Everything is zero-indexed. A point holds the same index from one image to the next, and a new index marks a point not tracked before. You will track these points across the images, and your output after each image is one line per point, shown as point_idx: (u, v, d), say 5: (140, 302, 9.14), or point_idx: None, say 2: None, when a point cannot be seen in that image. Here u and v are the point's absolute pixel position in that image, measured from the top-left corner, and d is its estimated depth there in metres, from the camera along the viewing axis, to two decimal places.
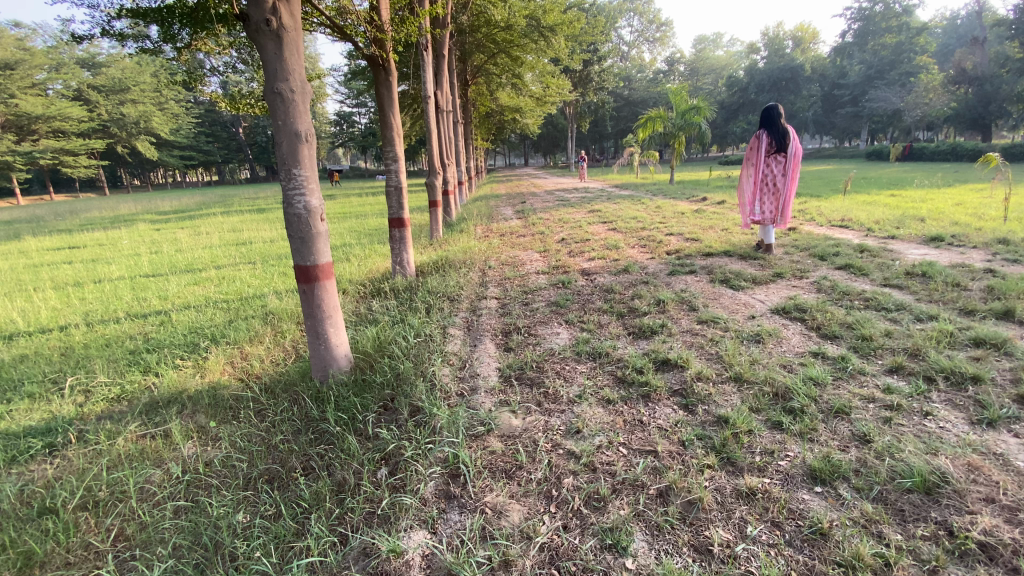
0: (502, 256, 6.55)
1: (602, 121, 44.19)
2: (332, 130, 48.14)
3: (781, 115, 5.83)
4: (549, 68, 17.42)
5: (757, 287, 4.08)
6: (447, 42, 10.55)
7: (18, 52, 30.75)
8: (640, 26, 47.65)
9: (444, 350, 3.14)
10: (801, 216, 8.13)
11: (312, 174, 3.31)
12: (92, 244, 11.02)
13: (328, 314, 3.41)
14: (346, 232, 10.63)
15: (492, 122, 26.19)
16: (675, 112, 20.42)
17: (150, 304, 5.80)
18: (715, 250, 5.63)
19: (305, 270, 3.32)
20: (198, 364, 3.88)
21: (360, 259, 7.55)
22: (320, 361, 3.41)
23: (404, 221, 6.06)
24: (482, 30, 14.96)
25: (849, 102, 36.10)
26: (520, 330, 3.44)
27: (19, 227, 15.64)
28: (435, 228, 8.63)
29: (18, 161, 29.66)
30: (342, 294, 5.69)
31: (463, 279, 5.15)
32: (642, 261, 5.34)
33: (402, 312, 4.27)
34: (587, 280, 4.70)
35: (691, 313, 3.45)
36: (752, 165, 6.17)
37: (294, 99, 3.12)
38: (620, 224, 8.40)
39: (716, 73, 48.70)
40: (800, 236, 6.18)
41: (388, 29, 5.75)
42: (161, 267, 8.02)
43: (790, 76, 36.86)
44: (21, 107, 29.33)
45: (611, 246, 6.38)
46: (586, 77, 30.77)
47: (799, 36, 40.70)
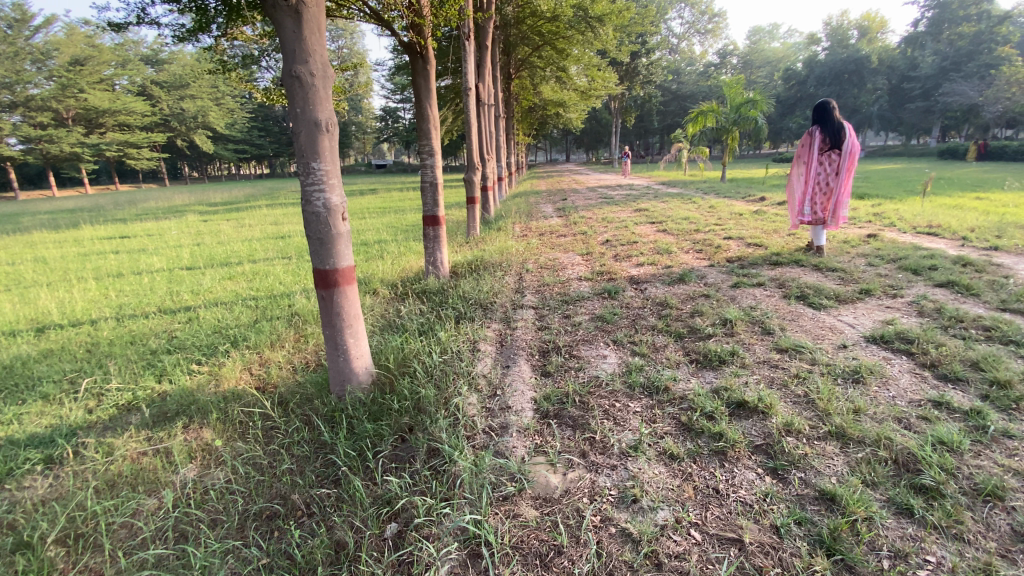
0: (541, 258, 6.11)
1: (648, 116, 42.85)
2: (377, 126, 48.81)
3: (835, 109, 5.26)
4: (596, 60, 16.73)
5: (842, 306, 3.48)
6: (490, 32, 10.11)
7: (87, 49, 32.62)
8: (691, 18, 45.94)
9: (473, 371, 2.73)
10: (876, 220, 7.29)
11: (334, 168, 2.95)
12: (142, 235, 11.32)
13: (348, 323, 3.07)
14: (383, 228, 10.47)
15: (535, 117, 25.72)
16: (729, 105, 19.20)
17: (183, 299, 5.69)
18: (783, 258, 5.00)
19: (324, 274, 2.97)
20: (215, 369, 3.61)
21: (394, 256, 7.27)
22: (337, 373, 3.07)
23: (439, 218, 5.72)
24: (527, 21, 14.45)
25: (919, 96, 33.32)
26: (560, 349, 2.99)
27: (80, 217, 16.43)
28: (473, 225, 8.25)
29: (85, 152, 31.70)
30: (372, 295, 5.40)
31: (498, 284, 4.73)
32: (699, 269, 4.80)
33: (430, 321, 3.90)
34: (637, 290, 4.19)
35: (766, 339, 2.91)
36: (802, 163, 5.61)
37: (314, 80, 2.77)
38: (670, 225, 7.81)
39: (772, 66, 46.31)
40: (882, 244, 5.42)
41: (427, 13, 5.33)
42: (200, 259, 8.03)
43: (854, 69, 34.45)
44: (89, 102, 31.38)
45: (662, 251, 5.82)
46: (632, 71, 29.81)
47: (865, 26, 38.02)
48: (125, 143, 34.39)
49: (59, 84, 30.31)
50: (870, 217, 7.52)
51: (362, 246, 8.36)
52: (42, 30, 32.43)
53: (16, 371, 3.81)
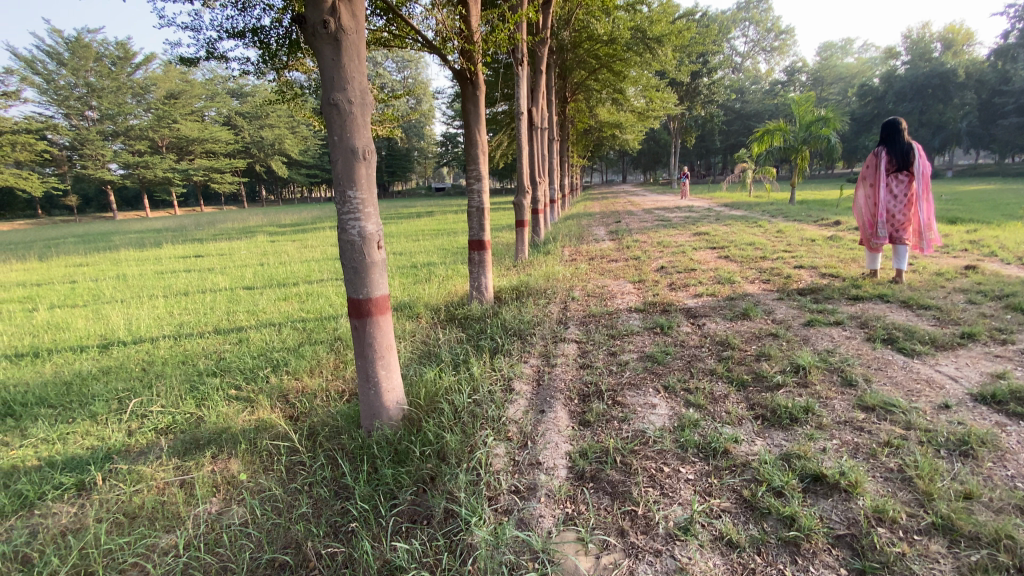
0: (590, 285, 5.82)
1: (709, 136, 41.67)
2: (438, 150, 50.47)
3: (904, 129, 4.92)
4: (654, 82, 16.40)
5: (939, 354, 2.97)
6: (544, 56, 10.07)
7: (181, 85, 36.20)
8: (756, 36, 44.58)
9: (505, 416, 2.50)
10: (974, 248, 6.46)
11: (370, 195, 2.86)
12: (215, 254, 12.10)
13: (380, 354, 2.94)
14: (435, 250, 10.56)
15: (591, 139, 25.63)
16: (799, 124, 18.19)
17: (238, 319, 5.87)
18: (863, 291, 4.46)
19: (357, 304, 2.88)
20: (252, 395, 3.60)
21: (441, 280, 7.23)
22: (368, 408, 2.94)
23: (484, 243, 5.61)
24: (584, 45, 14.43)
25: (1016, 111, 30.28)
26: (603, 394, 2.70)
27: (166, 236, 17.91)
28: (521, 249, 8.08)
29: (175, 176, 34.92)
30: (415, 320, 5.32)
31: (542, 313, 4.49)
32: (765, 302, 4.36)
33: (468, 352, 3.71)
34: (693, 325, 3.82)
35: (846, 395, 2.50)
36: (868, 185, 5.21)
37: (351, 106, 2.71)
38: (733, 251, 7.30)
39: (845, 82, 43.87)
40: (984, 277, 4.70)
41: (477, 39, 5.30)
42: (260, 279, 8.38)
43: (939, 83, 31.90)
44: (181, 131, 34.71)
45: (722, 280, 5.39)
46: (693, 91, 29.20)
47: (951, 38, 35.26)
48: (210, 168, 37.54)
49: (155, 115, 33.94)
50: (966, 245, 6.67)
51: (412, 268, 8.43)
52: (143, 67, 36.35)
53: (76, 387, 4.00)
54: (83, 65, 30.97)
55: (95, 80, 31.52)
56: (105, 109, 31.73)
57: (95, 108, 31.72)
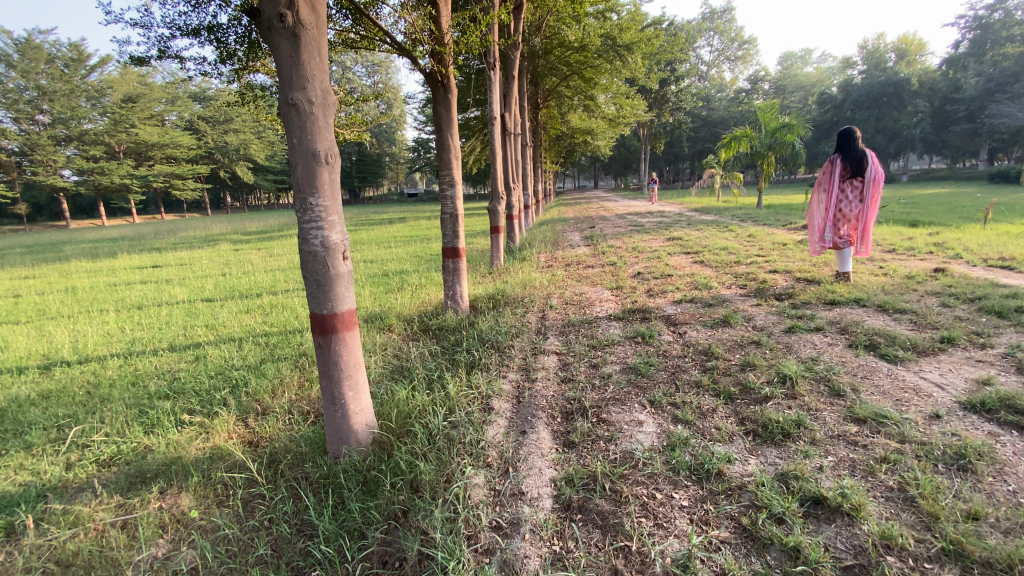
0: (567, 292, 5.71)
1: (678, 142, 42.47)
2: (410, 156, 49.94)
3: (857, 137, 5.10)
4: (624, 88, 16.54)
5: (922, 359, 2.95)
6: (516, 61, 9.99)
7: (141, 89, 34.79)
8: (720, 45, 45.74)
9: (483, 440, 2.32)
10: (938, 250, 6.63)
11: (333, 203, 2.66)
12: (175, 264, 11.52)
13: (346, 374, 2.74)
14: (407, 257, 10.29)
15: (563, 145, 25.72)
16: (764, 130, 18.63)
17: (196, 334, 5.50)
18: (840, 294, 4.46)
19: (321, 319, 2.67)
20: (208, 421, 3.31)
21: (414, 289, 7.01)
22: (335, 431, 2.74)
23: (458, 251, 5.45)
24: (555, 52, 14.42)
25: (965, 118, 31.86)
26: (586, 411, 2.55)
27: (121, 246, 17.00)
28: (496, 255, 7.94)
29: (134, 183, 33.45)
30: (386, 332, 5.09)
31: (519, 323, 4.34)
32: (744, 308, 4.31)
33: (443, 367, 3.52)
34: (674, 334, 3.72)
35: (835, 406, 2.42)
36: (823, 190, 5.44)
37: (311, 107, 2.51)
38: (707, 256, 7.32)
39: (805, 90, 45.43)
40: (953, 279, 4.79)
41: (448, 40, 5.13)
42: (222, 291, 7.97)
43: (893, 91, 33.34)
44: (140, 136, 33.33)
45: (699, 286, 5.34)
46: (662, 98, 29.71)
47: (904, 48, 36.89)
48: (171, 174, 36.11)
49: (111, 119, 32.44)
50: (931, 247, 6.84)
51: (383, 276, 8.15)
52: (98, 69, 34.73)
53: (10, 415, 3.62)
54: (34, 66, 29.38)
55: (47, 84, 29.90)
56: (57, 113, 30.13)
57: (47, 111, 30.08)
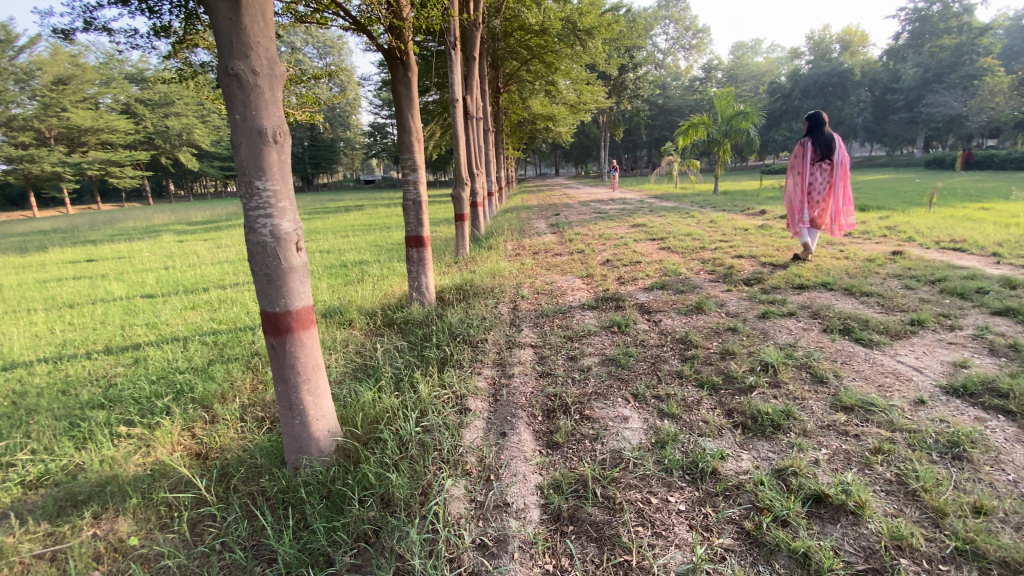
0: (537, 281, 5.56)
1: (637, 130, 42.95)
2: (366, 142, 48.44)
3: (826, 121, 5.28)
4: (585, 74, 16.43)
5: (896, 343, 2.96)
6: (478, 42, 9.66)
7: (70, 69, 32.02)
8: (676, 34, 46.34)
9: (461, 445, 2.14)
10: (890, 233, 6.87)
11: (285, 188, 2.39)
12: (111, 258, 10.62)
13: (304, 377, 2.51)
14: (368, 247, 9.86)
15: (524, 131, 25.46)
16: (721, 117, 18.97)
17: (134, 335, 5.01)
18: (808, 279, 4.50)
19: (273, 318, 2.42)
20: (148, 433, 2.96)
21: (375, 280, 6.68)
22: (293, 439, 2.51)
23: (423, 239, 5.19)
24: (515, 35, 14.11)
25: (903, 107, 33.64)
26: (568, 408, 2.41)
27: (49, 239, 15.59)
28: (462, 244, 7.69)
29: (66, 171, 30.91)
30: (348, 327, 4.79)
31: (490, 314, 4.15)
32: (717, 294, 4.27)
33: (410, 364, 3.29)
34: (649, 322, 3.63)
35: (820, 394, 2.37)
36: (795, 173, 5.56)
37: (255, 78, 2.21)
38: (673, 242, 7.32)
39: (756, 80, 46.77)
40: (911, 262, 4.93)
41: (408, 15, 4.81)
42: (165, 286, 7.37)
43: (838, 81, 34.74)
44: (71, 120, 30.76)
45: (669, 272, 5.30)
46: (621, 85, 29.85)
47: (848, 39, 38.47)
48: (107, 161, 33.56)
49: (43, 104, 29.76)
50: (883, 231, 7.09)
51: (342, 268, 7.75)
52: (26, 50, 31.78)
53: None
54: None
55: None
56: None
57: None
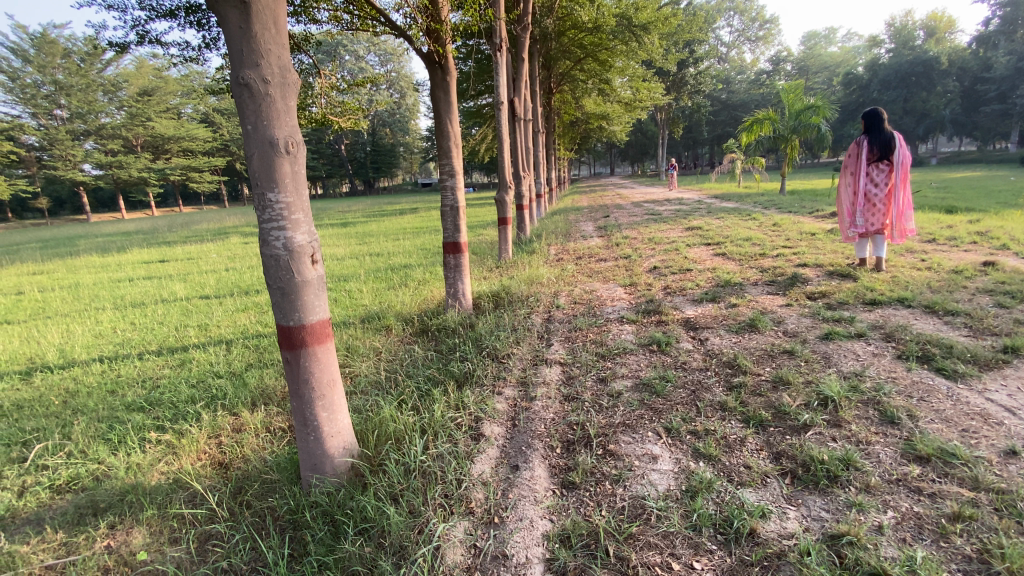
0: (577, 289, 5.33)
1: (696, 127, 41.33)
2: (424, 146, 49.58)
3: (884, 118, 4.86)
4: (640, 71, 15.88)
5: (987, 375, 2.50)
6: (527, 43, 9.51)
7: (156, 82, 34.92)
8: (741, 26, 44.10)
9: (467, 478, 1.98)
10: (983, 239, 6.05)
11: (298, 199, 2.31)
12: (183, 259, 11.38)
13: (319, 394, 2.43)
14: (414, 250, 9.95)
15: (577, 131, 25.09)
16: (788, 112, 17.74)
17: (186, 336, 5.23)
18: (881, 293, 3.98)
19: (287, 333, 2.35)
20: (175, 440, 3.02)
21: (417, 285, 6.68)
22: (309, 457, 2.44)
23: (460, 245, 5.09)
24: (568, 33, 13.95)
25: (996, 98, 30.22)
26: (591, 441, 2.18)
27: (135, 239, 17.01)
28: (505, 249, 7.55)
29: (152, 176, 33.79)
30: (383, 333, 4.76)
31: (522, 325, 3.96)
32: (773, 309, 3.86)
33: (434, 377, 3.17)
34: (694, 341, 3.31)
35: (889, 438, 2.02)
36: (850, 174, 5.18)
37: (266, 87, 2.15)
38: (729, 248, 6.84)
39: (830, 71, 43.70)
40: (1009, 274, 4.26)
41: (445, 17, 4.71)
42: (223, 287, 7.76)
43: (924, 69, 31.81)
44: (156, 129, 33.55)
45: (721, 282, 4.90)
46: (680, 81, 28.77)
47: (934, 24, 35.04)
48: (187, 167, 36.42)
49: (128, 113, 32.57)
50: (974, 237, 6.27)
51: (387, 271, 7.85)
52: (114, 63, 34.91)
53: None
54: (50, 61, 29.44)
55: (65, 78, 29.94)
56: (75, 107, 30.28)
57: (64, 106, 30.26)
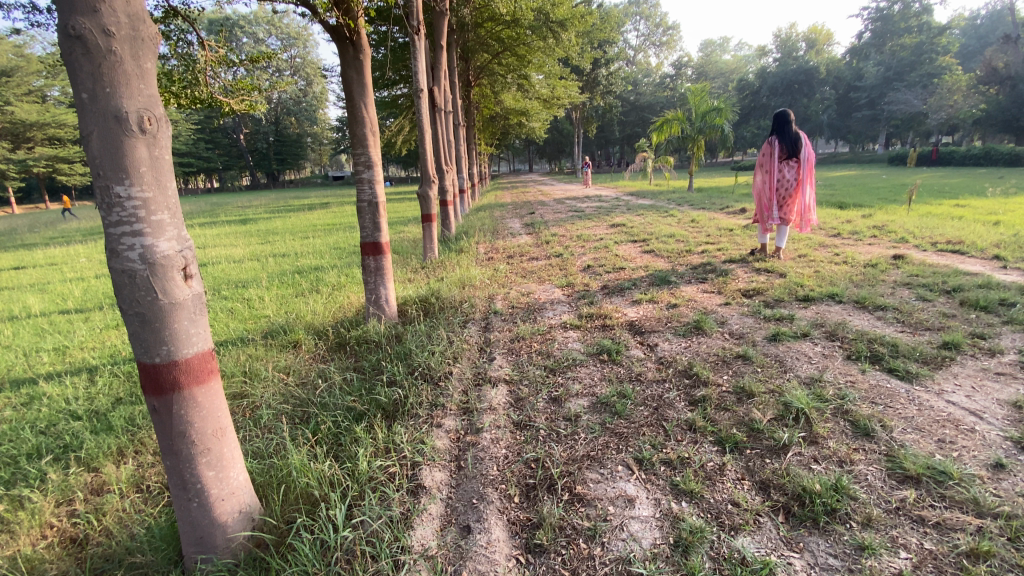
0: (512, 292, 5.00)
1: (610, 126, 42.75)
2: (335, 138, 46.89)
3: (792, 119, 5.18)
4: (559, 68, 15.90)
5: (938, 374, 2.49)
6: (445, 30, 8.97)
7: (14, 60, 29.84)
8: (646, 30, 46.16)
9: (407, 555, 1.54)
10: (880, 233, 6.53)
11: (162, 194, 1.72)
12: (39, 265, 9.49)
13: (202, 445, 1.88)
14: (329, 250, 9.09)
15: (496, 127, 24.84)
16: (695, 113, 18.62)
17: (34, 363, 4.13)
18: (812, 289, 4.05)
19: (150, 372, 1.78)
20: (8, 512, 2.21)
21: (330, 290, 5.98)
22: (191, 529, 1.89)
23: (381, 246, 4.56)
24: (486, 26, 13.61)
25: (866, 106, 34.22)
26: (555, 483, 1.84)
27: None
28: (430, 248, 7.06)
29: (7, 168, 28.77)
30: (293, 351, 4.08)
31: (456, 336, 3.53)
32: (715, 309, 3.77)
33: (354, 409, 2.65)
34: (644, 347, 3.09)
35: (871, 455, 1.87)
36: (763, 171, 5.43)
37: (108, 40, 1.53)
38: (657, 244, 6.86)
39: (725, 77, 47.16)
40: (916, 268, 4.53)
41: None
42: (91, 298, 6.47)
43: (804, 79, 35.27)
44: (11, 113, 28.50)
45: (657, 281, 4.78)
46: (593, 81, 29.54)
47: (813, 38, 38.90)
48: (53, 157, 31.36)
49: None
50: (872, 230, 6.77)
51: (295, 275, 7.02)
52: None
53: None
54: None
55: None
56: None
57: None
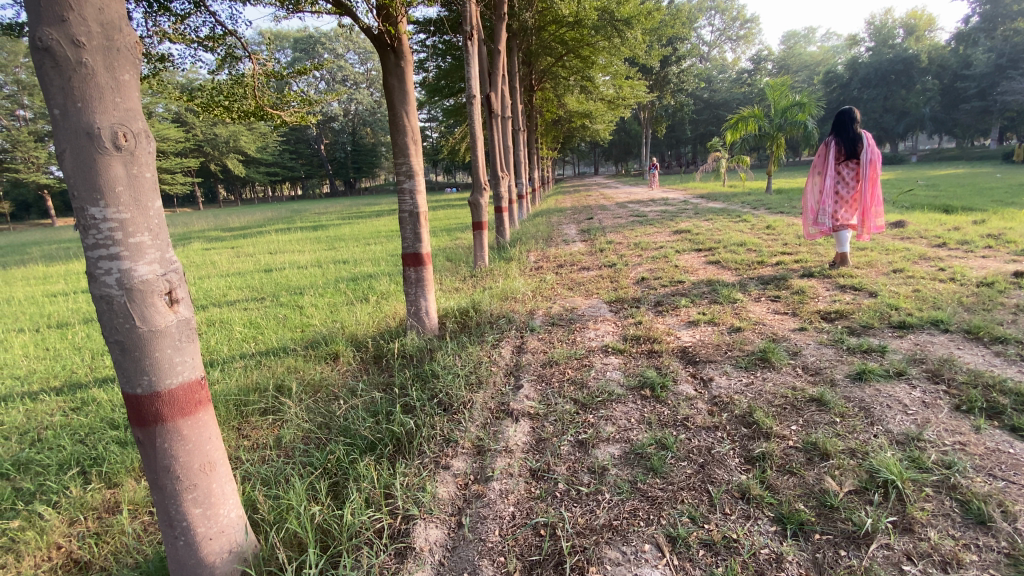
0: (555, 305, 4.70)
1: (680, 125, 41.04)
2: None
3: (854, 115, 4.48)
4: (624, 68, 15.33)
5: None
6: (503, 34, 8.74)
7: None
8: (722, 25, 43.83)
9: None
10: (997, 243, 5.55)
11: (142, 214, 1.61)
12: None
13: (187, 484, 1.73)
14: (385, 257, 9.20)
15: (560, 130, 24.49)
16: (773, 110, 17.23)
17: (99, 368, 4.36)
18: (909, 312, 3.41)
19: (130, 404, 1.65)
20: (20, 529, 2.23)
21: (378, 298, 5.97)
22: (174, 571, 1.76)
23: (421, 257, 4.39)
24: (549, 28, 13.17)
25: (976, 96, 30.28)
26: (563, 561, 1.53)
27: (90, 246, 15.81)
28: (480, 256, 6.87)
29: None
30: (329, 364, 4.02)
31: (487, 357, 3.27)
32: (785, 335, 3.24)
33: (362, 438, 2.46)
34: (695, 381, 2.68)
35: (987, 556, 1.40)
36: (817, 173, 4.80)
37: (77, 51, 1.44)
38: (723, 253, 6.28)
39: (810, 69, 43.73)
40: None
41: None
42: None
43: (903, 68, 32.07)
44: None
45: (720, 298, 4.27)
46: (663, 79, 28.40)
47: (913, 23, 35.14)
48: None
49: None
50: (987, 240, 5.77)
51: (350, 282, 7.11)
52: None
53: None
54: (12, 61, 27.04)
55: (26, 77, 27.94)
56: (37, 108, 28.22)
57: (27, 107, 28.37)
